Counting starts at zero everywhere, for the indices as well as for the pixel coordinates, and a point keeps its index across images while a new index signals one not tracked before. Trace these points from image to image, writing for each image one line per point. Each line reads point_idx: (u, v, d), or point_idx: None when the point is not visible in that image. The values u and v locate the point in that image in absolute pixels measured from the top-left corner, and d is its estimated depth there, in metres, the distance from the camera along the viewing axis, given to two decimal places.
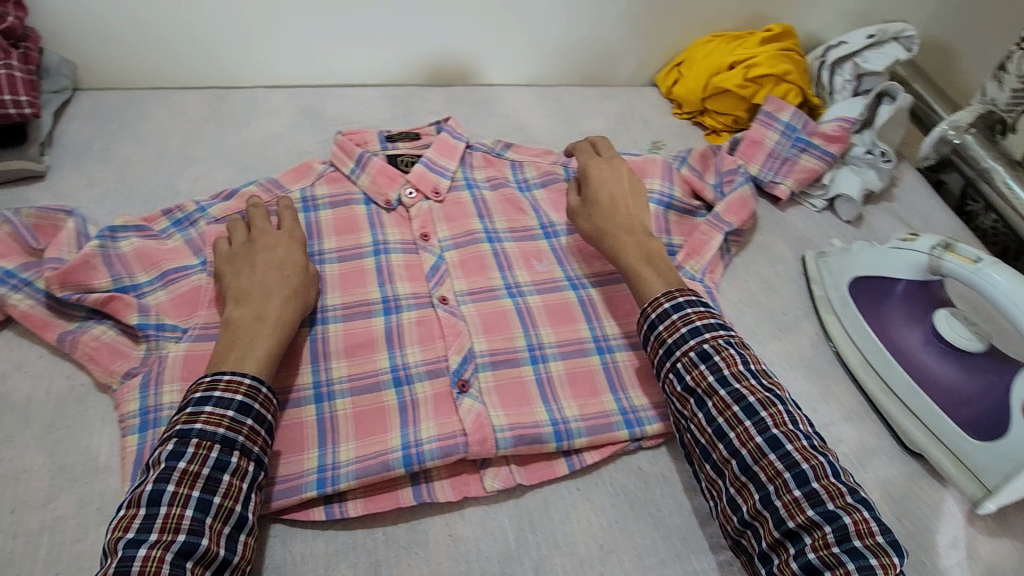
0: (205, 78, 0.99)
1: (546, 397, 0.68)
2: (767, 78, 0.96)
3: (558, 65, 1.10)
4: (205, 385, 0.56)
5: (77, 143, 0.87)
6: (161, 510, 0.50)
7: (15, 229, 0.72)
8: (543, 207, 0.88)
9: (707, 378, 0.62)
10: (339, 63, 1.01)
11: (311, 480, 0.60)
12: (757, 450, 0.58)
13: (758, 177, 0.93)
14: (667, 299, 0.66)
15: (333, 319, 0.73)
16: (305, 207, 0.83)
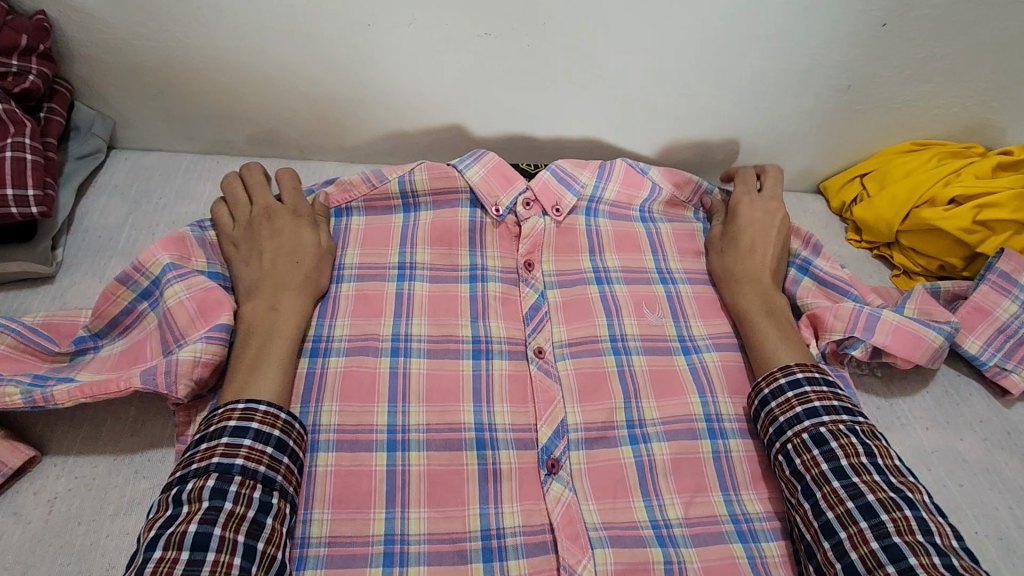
0: (268, 147, 0.80)
1: (647, 489, 0.59)
2: (1005, 223, 0.72)
3: (699, 162, 0.87)
4: (239, 413, 0.52)
5: (102, 227, 0.69)
6: (207, 557, 0.44)
7: (21, 335, 0.56)
8: (664, 245, 0.78)
9: (820, 466, 0.54)
10: (433, 140, 0.81)
11: (377, 551, 0.53)
12: (872, 558, 0.49)
13: (977, 356, 0.68)
14: (782, 372, 0.61)
15: (416, 352, 0.64)
16: (395, 348, 0.64)
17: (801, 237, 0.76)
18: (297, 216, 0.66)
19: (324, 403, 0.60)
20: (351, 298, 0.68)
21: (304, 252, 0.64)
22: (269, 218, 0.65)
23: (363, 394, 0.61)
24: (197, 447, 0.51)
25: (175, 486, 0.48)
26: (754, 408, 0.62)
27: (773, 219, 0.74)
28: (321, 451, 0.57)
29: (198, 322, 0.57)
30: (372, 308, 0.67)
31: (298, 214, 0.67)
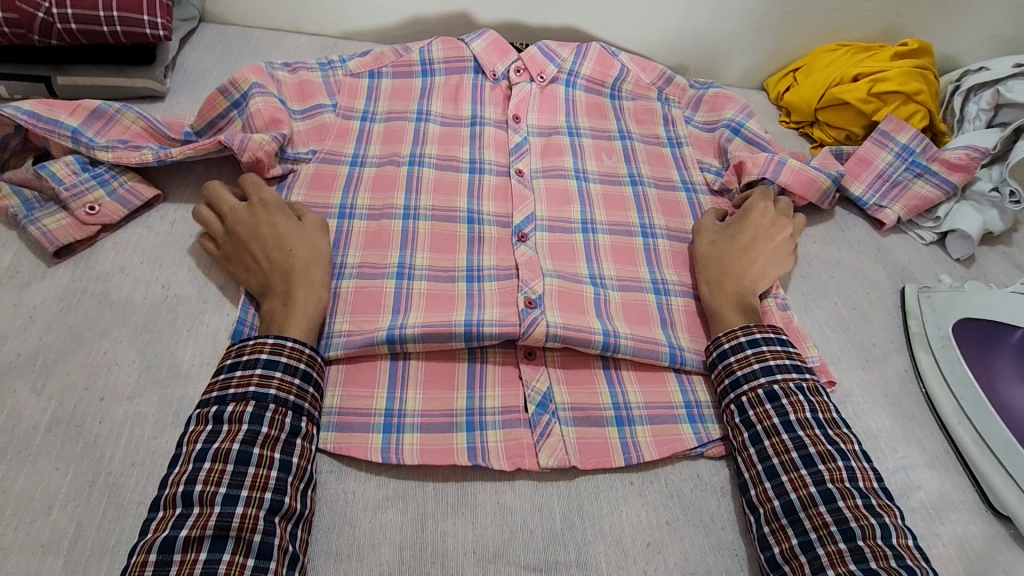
0: (320, 27, 1.02)
1: (589, 256, 0.78)
2: (893, 95, 0.91)
3: (665, 56, 1.06)
4: (269, 347, 0.58)
5: (197, 70, 0.92)
6: (249, 469, 0.52)
7: (148, 123, 0.77)
8: (625, 116, 0.96)
9: (770, 418, 0.60)
10: (449, 26, 1.02)
11: (391, 272, 0.72)
12: (807, 498, 0.56)
13: (860, 197, 0.88)
14: (744, 333, 0.66)
15: (427, 164, 0.83)
16: (412, 161, 0.83)
17: (734, 108, 0.94)
18: (281, 215, 0.69)
19: (359, 193, 0.79)
20: (380, 131, 0.86)
21: (299, 245, 0.67)
22: (253, 227, 0.68)
23: (387, 188, 0.80)
24: (230, 375, 0.57)
25: (212, 408, 0.55)
26: (711, 360, 0.67)
27: (775, 235, 0.77)
28: (356, 219, 0.77)
29: (264, 128, 0.78)
30: (398, 138, 0.86)
31: (282, 210, 0.69)
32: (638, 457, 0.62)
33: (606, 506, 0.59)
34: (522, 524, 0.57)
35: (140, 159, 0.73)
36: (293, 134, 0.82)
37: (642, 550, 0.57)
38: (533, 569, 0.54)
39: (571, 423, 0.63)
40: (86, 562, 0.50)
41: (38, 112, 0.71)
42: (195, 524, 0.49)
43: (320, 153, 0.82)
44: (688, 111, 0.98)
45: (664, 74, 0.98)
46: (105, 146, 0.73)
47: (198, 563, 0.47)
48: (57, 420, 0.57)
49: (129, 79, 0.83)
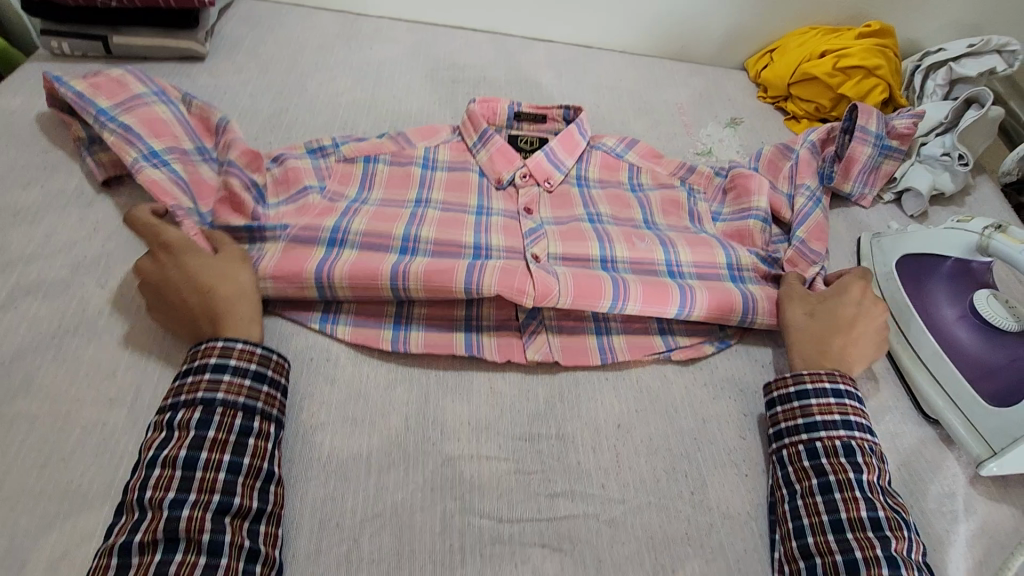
0: (341, 5, 1.14)
1: (600, 238, 0.80)
2: (856, 70, 1.01)
3: (652, 37, 1.18)
4: (218, 351, 0.59)
5: (234, 38, 1.04)
6: (196, 474, 0.53)
7: (179, 118, 0.82)
8: (638, 168, 0.93)
9: (844, 472, 0.60)
10: (459, 8, 1.14)
11: (395, 245, 0.75)
12: (871, 559, 0.55)
13: (851, 192, 0.93)
14: (829, 380, 0.65)
15: (439, 168, 0.90)
16: (404, 247, 0.75)
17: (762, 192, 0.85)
18: (191, 253, 0.66)
19: (334, 280, 0.68)
20: (371, 212, 0.79)
21: (218, 276, 0.65)
22: (161, 275, 0.65)
23: (368, 276, 0.68)
24: (183, 380, 0.58)
25: (166, 414, 0.56)
26: (785, 394, 0.66)
27: (877, 321, 0.70)
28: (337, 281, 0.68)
29: (224, 210, 0.75)
30: (388, 219, 0.78)
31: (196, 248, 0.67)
32: (612, 357, 0.71)
33: (583, 395, 0.68)
34: (510, 404, 0.66)
35: (124, 155, 0.75)
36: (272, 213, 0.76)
37: (613, 429, 0.66)
38: (516, 438, 0.63)
39: (557, 331, 0.72)
40: (144, 414, 0.60)
41: (86, 93, 0.79)
42: (148, 531, 0.50)
43: (292, 229, 0.74)
44: (715, 203, 0.90)
45: (684, 164, 0.93)
46: (115, 128, 0.77)
47: (151, 566, 0.49)
48: (118, 307, 0.67)
49: (175, 41, 0.95)
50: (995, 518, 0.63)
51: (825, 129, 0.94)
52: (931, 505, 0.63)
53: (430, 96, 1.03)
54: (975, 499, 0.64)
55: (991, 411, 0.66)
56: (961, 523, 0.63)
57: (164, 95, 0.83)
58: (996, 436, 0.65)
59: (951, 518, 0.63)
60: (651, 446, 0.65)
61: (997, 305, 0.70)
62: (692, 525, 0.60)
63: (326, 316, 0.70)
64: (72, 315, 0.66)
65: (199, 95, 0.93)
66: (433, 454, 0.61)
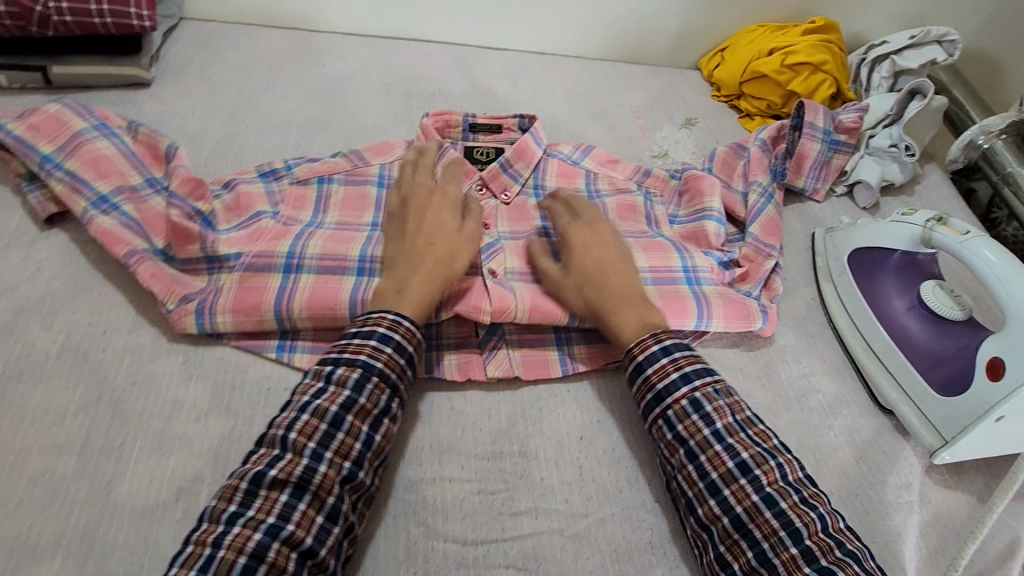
0: (291, 21, 1.12)
1: (556, 254, 0.80)
2: (803, 66, 1.03)
3: (607, 41, 1.18)
4: (388, 323, 0.61)
5: (180, 60, 1.02)
6: (338, 435, 0.55)
7: (124, 152, 0.80)
8: (594, 173, 0.93)
9: (701, 430, 0.59)
10: (410, 20, 1.13)
11: (352, 267, 0.74)
12: (752, 507, 0.55)
13: (804, 188, 0.94)
14: (654, 341, 0.63)
15: (394, 185, 0.88)
16: (361, 268, 0.73)
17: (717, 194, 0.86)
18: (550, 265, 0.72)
19: (293, 310, 0.68)
20: (327, 234, 0.78)
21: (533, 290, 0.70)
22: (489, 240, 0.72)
23: (325, 304, 0.68)
24: (348, 340, 0.60)
25: (327, 367, 0.58)
26: (629, 377, 0.64)
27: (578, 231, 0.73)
28: (294, 311, 0.68)
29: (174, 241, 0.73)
30: (344, 241, 0.77)
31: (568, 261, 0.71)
32: (574, 368, 0.71)
33: (544, 408, 0.68)
34: (472, 423, 0.66)
35: (73, 205, 0.74)
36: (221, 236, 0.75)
37: (576, 441, 0.66)
38: (479, 457, 0.63)
39: (518, 344, 0.72)
40: (95, 458, 0.59)
41: (25, 137, 0.77)
42: (283, 470, 0.52)
43: (247, 258, 0.73)
44: (671, 205, 0.91)
45: (640, 168, 0.94)
46: (62, 176, 0.76)
47: (276, 505, 0.51)
48: (65, 349, 0.66)
49: (118, 67, 0.93)
50: (948, 505, 0.65)
51: (776, 126, 0.96)
52: (889, 497, 0.65)
53: (385, 110, 1.02)
54: (930, 488, 0.66)
55: (940, 401, 0.67)
56: (916, 512, 0.64)
57: (105, 128, 0.81)
58: (947, 425, 0.66)
59: (907, 508, 0.64)
60: (613, 457, 0.65)
61: (941, 294, 0.73)
62: (654, 532, 0.61)
63: (282, 345, 0.69)
64: (16, 360, 0.64)
65: (145, 121, 0.91)
66: (395, 480, 0.61)
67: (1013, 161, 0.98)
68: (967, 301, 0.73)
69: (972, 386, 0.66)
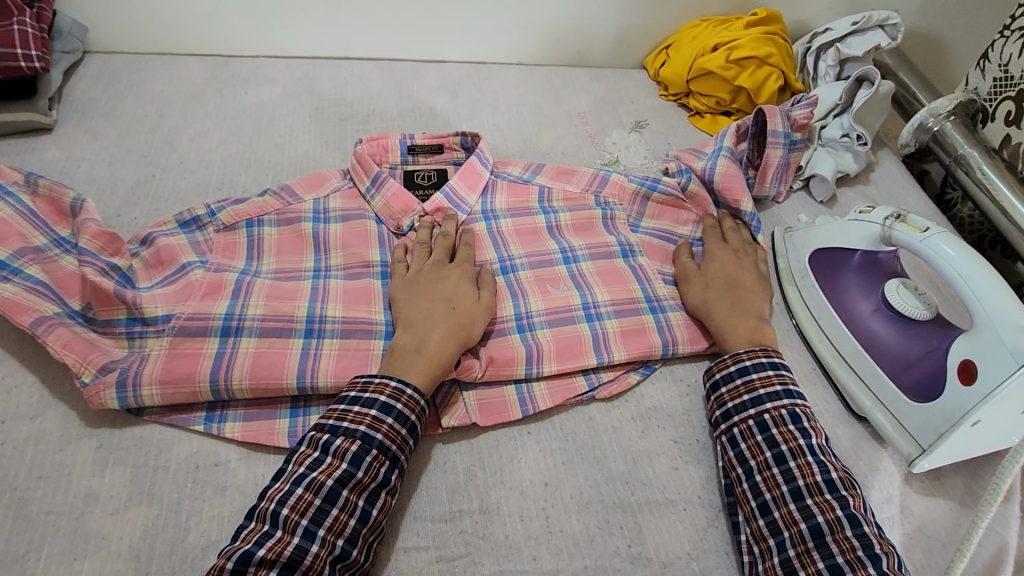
0: (209, 47, 1.05)
1: (515, 294, 0.75)
2: (749, 60, 1.00)
3: (548, 46, 1.14)
4: (391, 390, 0.59)
5: (85, 100, 0.93)
6: (332, 511, 0.53)
7: (24, 211, 0.70)
8: (548, 188, 0.88)
9: (794, 439, 0.60)
10: (338, 37, 1.06)
11: (299, 327, 0.68)
12: (834, 522, 0.55)
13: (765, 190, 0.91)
14: (764, 353, 0.66)
15: (333, 221, 0.82)
16: (310, 328, 0.68)
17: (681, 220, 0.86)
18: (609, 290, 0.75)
19: (234, 380, 0.62)
20: (267, 286, 0.71)
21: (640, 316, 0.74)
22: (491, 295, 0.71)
23: (271, 371, 0.63)
24: (348, 407, 0.58)
25: (325, 435, 0.56)
26: (727, 374, 0.67)
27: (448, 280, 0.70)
28: (235, 382, 0.63)
29: (95, 307, 0.65)
30: (286, 295, 0.70)
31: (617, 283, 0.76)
32: (535, 408, 0.67)
33: (504, 455, 0.63)
34: (426, 482, 0.61)
35: None
36: (141, 294, 0.66)
37: (540, 489, 0.61)
38: (437, 520, 0.58)
39: (474, 387, 0.68)
40: None
41: None
42: (272, 549, 0.50)
43: (178, 320, 0.65)
44: (633, 215, 0.87)
45: (596, 176, 0.88)
46: None
47: None
48: None
49: (12, 114, 0.85)
50: (932, 515, 0.62)
51: (735, 126, 0.92)
52: (872, 513, 0.62)
53: (316, 137, 0.95)
54: (912, 499, 0.63)
55: (915, 407, 0.64)
56: (900, 527, 0.61)
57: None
58: (923, 432, 0.63)
59: (890, 523, 0.62)
60: (582, 501, 0.61)
61: (906, 294, 0.70)
62: None
63: (212, 415, 0.63)
64: None
65: (47, 172, 0.83)
66: None
67: (964, 142, 0.94)
68: (932, 299, 0.70)
69: (945, 390, 0.63)
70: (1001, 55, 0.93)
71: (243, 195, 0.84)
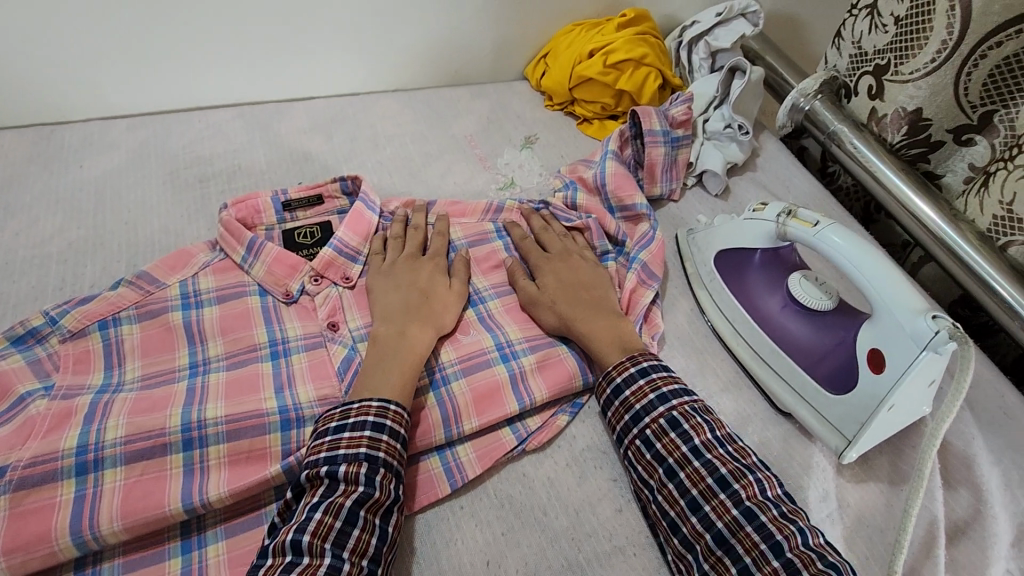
0: (26, 117, 0.90)
1: None
2: (626, 63, 0.99)
3: (423, 68, 1.08)
4: (376, 407, 0.57)
5: None
6: (354, 532, 0.51)
7: None
8: None
9: (679, 447, 0.59)
10: (184, 88, 0.95)
11: (175, 441, 0.57)
12: (733, 522, 0.54)
13: (660, 192, 0.91)
14: (632, 363, 0.64)
15: (207, 303, 0.71)
16: (188, 440, 0.57)
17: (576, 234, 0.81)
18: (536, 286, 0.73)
19: (102, 526, 0.53)
20: (130, 400, 0.60)
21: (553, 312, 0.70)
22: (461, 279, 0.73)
23: (148, 505, 0.54)
24: (338, 435, 0.55)
25: (324, 467, 0.53)
26: (607, 397, 0.65)
27: (421, 272, 0.73)
28: (103, 528, 0.53)
29: None
30: (154, 406, 0.59)
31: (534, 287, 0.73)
32: (463, 477, 0.61)
33: (439, 539, 0.58)
34: None
35: None
36: None
37: (482, 569, 0.56)
38: None
39: None
40: None
41: None
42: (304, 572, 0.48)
43: (13, 471, 0.52)
44: None
45: (490, 206, 0.85)
46: None
47: None
48: None
49: None
50: (866, 502, 0.64)
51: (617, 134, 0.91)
52: (812, 514, 0.62)
53: (175, 205, 0.84)
54: (846, 490, 0.64)
55: (836, 399, 0.65)
56: (840, 523, 0.62)
57: None
58: (846, 424, 0.64)
59: (830, 521, 0.62)
60: (528, 573, 0.57)
61: (809, 285, 0.71)
62: None
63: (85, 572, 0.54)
64: None
65: None
66: None
67: (833, 118, 0.98)
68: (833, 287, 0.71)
69: (859, 379, 0.64)
70: (853, 33, 0.98)
71: (93, 291, 0.72)
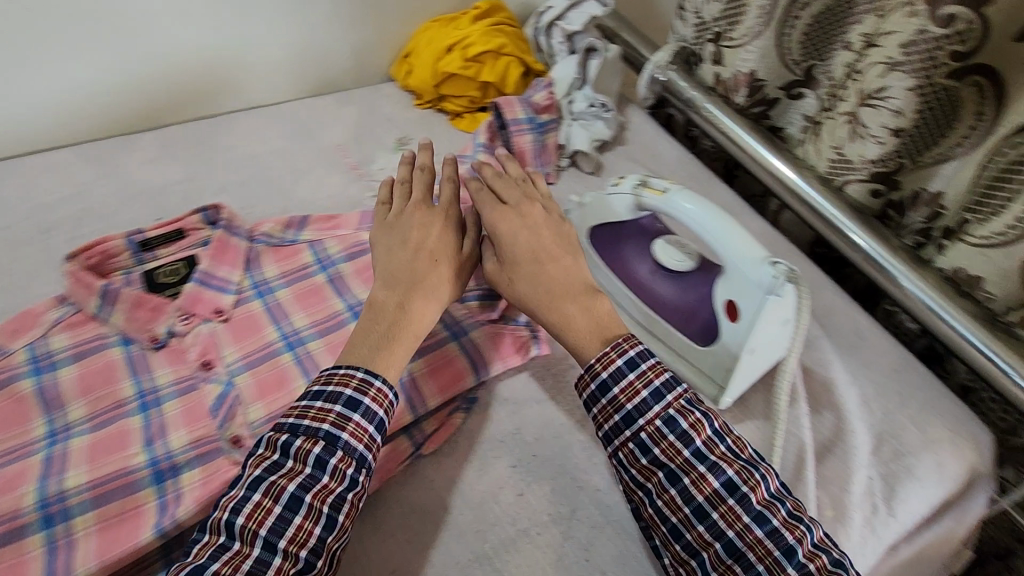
0: None
1: (305, 370, 0.68)
2: (485, 55, 1.00)
3: (281, 81, 1.04)
4: (357, 379, 0.56)
5: None
6: (295, 520, 0.51)
7: None
8: (319, 241, 0.80)
9: (680, 452, 0.56)
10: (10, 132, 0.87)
11: (33, 519, 0.55)
12: (743, 528, 0.53)
13: None
14: (618, 354, 0.59)
15: (62, 363, 0.66)
16: (47, 515, 0.55)
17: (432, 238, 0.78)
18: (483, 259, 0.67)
19: None
20: None
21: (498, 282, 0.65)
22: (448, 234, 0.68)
23: None
24: (310, 402, 0.55)
25: (283, 435, 0.54)
26: (591, 392, 0.59)
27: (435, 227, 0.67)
28: None
29: None
30: (7, 487, 0.56)
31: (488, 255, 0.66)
32: None
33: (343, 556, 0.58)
34: None
35: None
36: None
37: None
38: None
39: None
40: None
41: None
42: (227, 563, 0.48)
43: None
44: None
45: (364, 214, 0.82)
46: None
47: None
48: None
49: None
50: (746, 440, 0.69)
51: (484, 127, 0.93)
52: None
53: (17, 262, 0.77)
54: None
55: (706, 351, 0.70)
56: None
57: None
58: (717, 372, 0.69)
59: None
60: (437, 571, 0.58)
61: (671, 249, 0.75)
62: None
63: None
64: None
65: None
66: None
67: (688, 86, 1.03)
68: (693, 248, 0.76)
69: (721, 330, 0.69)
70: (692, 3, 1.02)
71: None
